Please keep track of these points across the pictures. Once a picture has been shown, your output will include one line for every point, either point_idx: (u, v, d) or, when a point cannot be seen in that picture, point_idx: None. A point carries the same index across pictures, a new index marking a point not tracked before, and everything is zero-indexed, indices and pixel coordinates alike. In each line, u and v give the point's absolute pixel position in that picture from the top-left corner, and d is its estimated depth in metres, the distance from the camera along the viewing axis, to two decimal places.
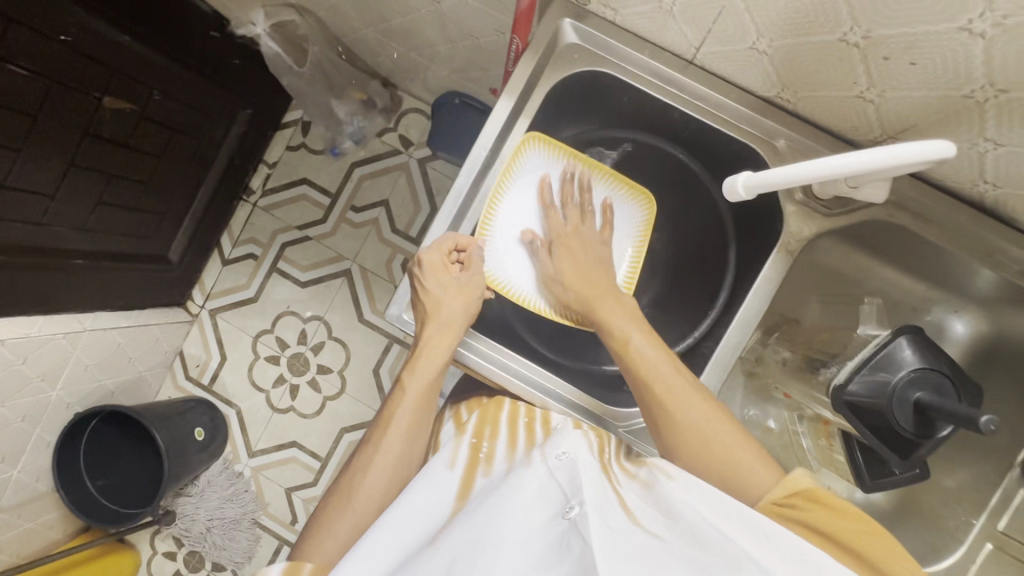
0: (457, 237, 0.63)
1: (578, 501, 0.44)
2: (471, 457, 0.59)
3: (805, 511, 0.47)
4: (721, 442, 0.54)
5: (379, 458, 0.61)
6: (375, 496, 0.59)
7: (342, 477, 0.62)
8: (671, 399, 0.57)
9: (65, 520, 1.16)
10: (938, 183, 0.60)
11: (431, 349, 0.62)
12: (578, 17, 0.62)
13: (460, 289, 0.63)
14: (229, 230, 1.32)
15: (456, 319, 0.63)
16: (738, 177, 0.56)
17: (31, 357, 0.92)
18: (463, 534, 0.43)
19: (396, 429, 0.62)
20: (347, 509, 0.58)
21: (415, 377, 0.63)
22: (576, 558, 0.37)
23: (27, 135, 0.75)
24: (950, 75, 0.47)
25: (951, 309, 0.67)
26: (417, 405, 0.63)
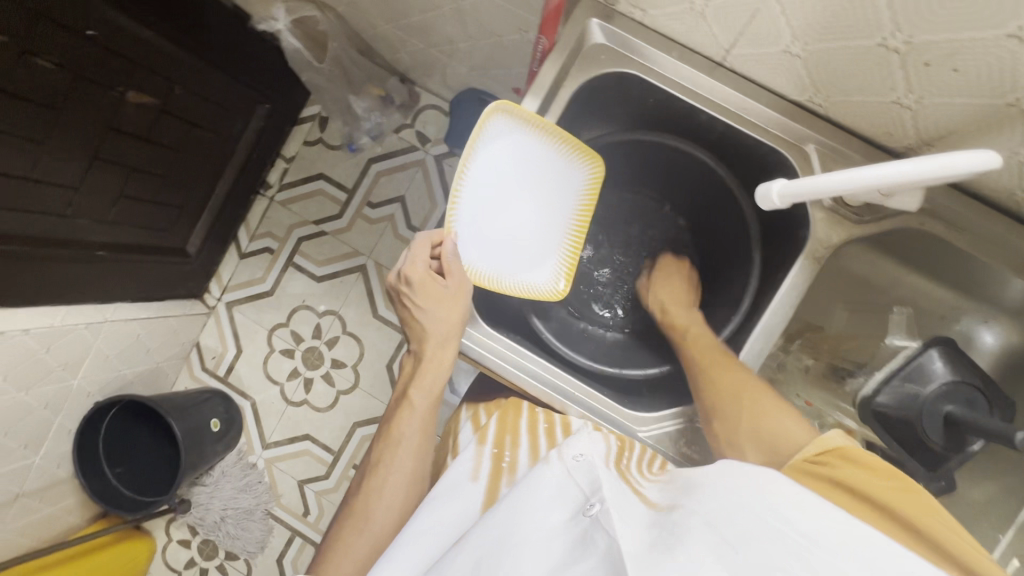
0: (431, 235, 0.63)
1: (598, 498, 0.44)
2: (494, 468, 0.59)
3: (838, 468, 0.47)
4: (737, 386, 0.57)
5: (392, 476, 0.61)
6: (391, 513, 0.59)
7: (355, 499, 0.62)
8: (717, 367, 0.61)
9: (83, 506, 1.19)
10: (974, 191, 0.59)
11: (434, 364, 0.63)
12: (606, 17, 0.61)
13: (448, 299, 0.62)
14: (246, 224, 1.33)
15: (450, 330, 0.62)
16: (772, 186, 0.56)
17: (54, 346, 0.94)
18: (487, 532, 0.44)
19: (406, 446, 0.62)
20: (364, 532, 0.58)
21: (421, 393, 0.63)
22: (601, 552, 0.38)
23: (52, 128, 0.75)
24: (992, 83, 0.46)
25: (981, 319, 0.65)
26: (425, 419, 0.64)
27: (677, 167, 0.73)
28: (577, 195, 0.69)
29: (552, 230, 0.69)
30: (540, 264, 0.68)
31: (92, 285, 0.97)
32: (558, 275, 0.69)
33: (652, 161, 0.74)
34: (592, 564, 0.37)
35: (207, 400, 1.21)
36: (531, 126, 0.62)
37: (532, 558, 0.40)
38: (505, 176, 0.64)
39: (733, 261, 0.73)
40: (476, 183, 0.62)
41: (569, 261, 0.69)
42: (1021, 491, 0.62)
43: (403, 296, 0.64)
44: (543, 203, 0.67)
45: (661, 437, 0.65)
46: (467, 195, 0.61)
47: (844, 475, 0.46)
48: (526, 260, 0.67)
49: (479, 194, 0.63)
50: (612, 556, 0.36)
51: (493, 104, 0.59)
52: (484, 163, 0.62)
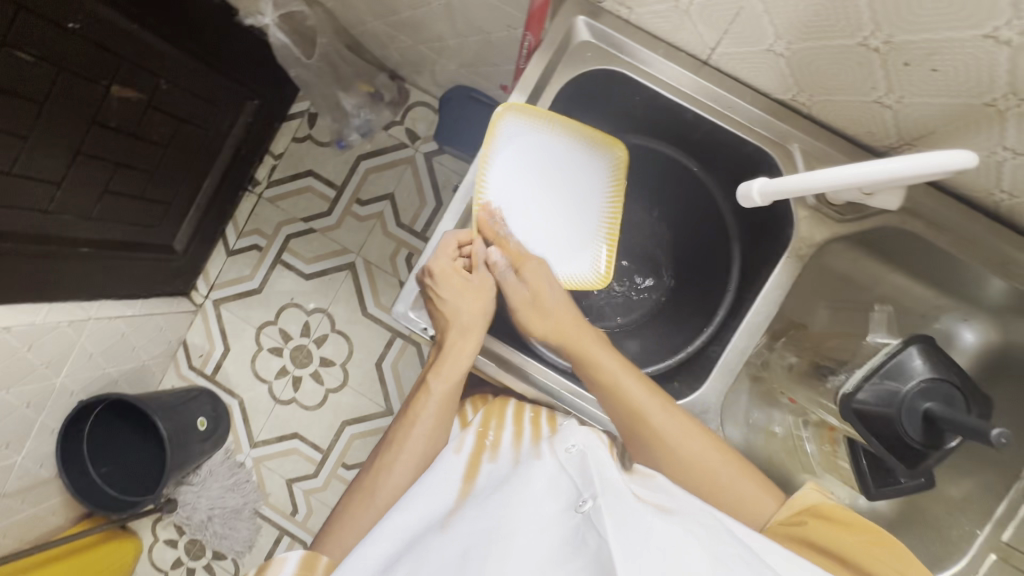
0: (459, 234, 0.63)
1: (590, 493, 0.44)
2: (477, 444, 0.58)
3: (808, 526, 0.52)
4: (701, 458, 0.57)
5: (403, 455, 0.60)
6: (398, 493, 0.59)
7: (363, 477, 0.61)
8: (670, 440, 0.57)
9: (68, 506, 1.17)
10: (954, 190, 0.60)
11: (457, 350, 0.62)
12: (592, 14, 0.61)
13: (477, 293, 0.63)
14: (233, 221, 1.31)
15: (476, 321, 0.63)
16: (753, 184, 0.55)
17: (36, 344, 0.92)
18: (476, 519, 0.44)
19: (419, 429, 0.61)
20: (370, 507, 0.58)
21: (439, 379, 0.62)
22: (592, 553, 0.38)
23: (34, 122, 0.74)
24: (971, 83, 0.46)
25: (961, 317, 0.66)
26: (442, 405, 0.62)
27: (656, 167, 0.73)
28: (597, 180, 0.69)
29: (585, 220, 0.70)
30: (580, 254, 0.70)
31: (75, 282, 0.95)
32: (598, 263, 0.70)
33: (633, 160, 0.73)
34: (581, 563, 0.38)
35: (194, 398, 1.20)
36: (545, 123, 0.63)
37: (525, 551, 0.39)
38: (523, 173, 0.65)
39: (713, 260, 0.73)
40: (500, 185, 0.63)
41: (608, 248, 0.71)
42: (999, 487, 0.62)
43: (424, 287, 0.63)
44: (571, 195, 0.69)
45: None
46: (493, 198, 0.62)
47: (819, 536, 0.51)
48: (563, 252, 0.69)
49: (505, 195, 0.64)
50: (602, 562, 0.37)
51: (500, 106, 0.60)
52: (501, 165, 0.62)
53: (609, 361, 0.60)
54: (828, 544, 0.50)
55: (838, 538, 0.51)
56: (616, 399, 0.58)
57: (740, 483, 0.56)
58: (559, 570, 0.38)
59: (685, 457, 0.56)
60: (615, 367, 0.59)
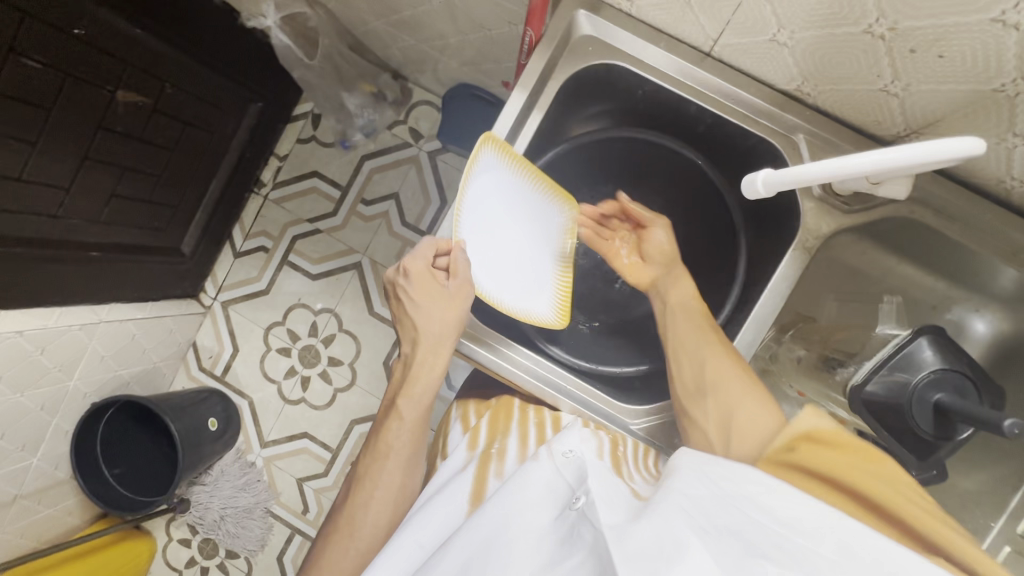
0: (437, 241, 0.62)
1: (584, 490, 0.46)
2: (484, 456, 0.59)
3: (803, 450, 0.47)
4: (733, 391, 0.57)
5: (378, 492, 0.61)
6: (378, 530, 0.59)
7: (339, 515, 0.61)
8: (692, 341, 0.62)
9: (83, 506, 1.19)
10: (964, 179, 0.59)
11: (429, 366, 0.62)
12: (594, 9, 0.61)
13: (451, 301, 0.60)
14: (241, 223, 1.32)
15: (446, 341, 0.61)
16: (758, 175, 0.55)
17: (49, 348, 0.93)
18: (477, 526, 0.44)
19: (395, 459, 0.62)
20: (350, 549, 0.58)
21: (412, 404, 0.63)
22: (590, 544, 0.39)
23: (42, 128, 0.75)
24: (979, 69, 0.46)
25: (973, 308, 0.65)
26: (415, 428, 0.63)
27: (658, 162, 0.72)
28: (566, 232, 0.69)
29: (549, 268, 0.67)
30: (543, 299, 0.66)
31: (87, 286, 0.96)
32: (560, 301, 0.67)
33: (635, 155, 0.72)
34: (579, 560, 0.38)
35: (204, 400, 1.21)
36: (516, 165, 0.62)
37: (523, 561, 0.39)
38: (498, 208, 0.64)
39: (718, 252, 0.72)
40: (473, 214, 0.62)
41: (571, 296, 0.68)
42: (1013, 480, 0.62)
43: (399, 290, 0.63)
44: (538, 234, 0.67)
45: (654, 427, 0.65)
46: (463, 223, 0.61)
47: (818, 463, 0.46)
48: (528, 296, 0.65)
49: (476, 226, 0.62)
50: (599, 551, 0.37)
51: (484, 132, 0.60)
52: (474, 196, 0.61)
53: (688, 290, 0.66)
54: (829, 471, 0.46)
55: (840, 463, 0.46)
56: (682, 323, 0.63)
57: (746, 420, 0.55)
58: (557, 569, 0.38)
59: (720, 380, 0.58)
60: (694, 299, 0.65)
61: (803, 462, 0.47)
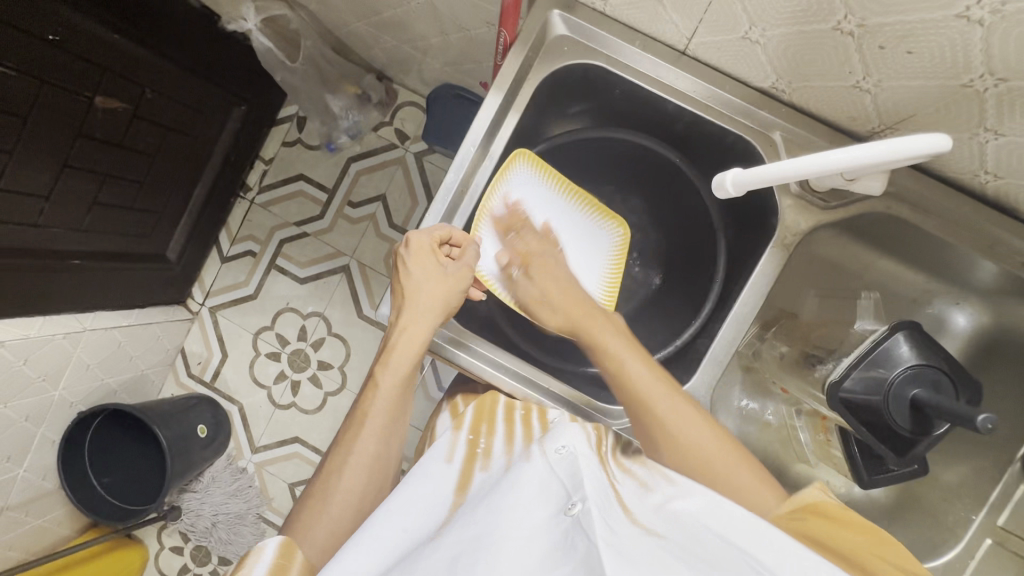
0: (452, 230, 0.61)
1: (580, 496, 0.44)
2: (468, 453, 0.57)
3: (807, 520, 0.46)
4: (695, 437, 0.55)
5: (354, 458, 0.58)
6: (351, 498, 0.56)
7: (315, 481, 0.58)
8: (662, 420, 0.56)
9: (72, 517, 1.18)
10: (940, 174, 0.59)
11: (411, 341, 0.59)
12: (568, 8, 0.60)
13: (447, 279, 0.60)
14: (227, 227, 1.31)
15: (434, 313, 0.60)
16: (727, 175, 0.55)
17: (32, 358, 0.92)
18: (468, 524, 0.42)
19: (372, 430, 0.59)
20: (322, 513, 0.55)
21: (391, 373, 0.59)
22: (581, 558, 0.37)
23: (18, 137, 0.74)
24: (948, 65, 0.46)
25: (953, 301, 0.66)
26: (394, 401, 0.60)
27: (637, 161, 0.72)
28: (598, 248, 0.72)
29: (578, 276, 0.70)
30: None
31: (72, 295, 0.95)
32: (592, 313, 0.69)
33: (615, 155, 0.72)
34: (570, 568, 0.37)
35: (194, 406, 1.20)
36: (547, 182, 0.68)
37: (513, 560, 0.38)
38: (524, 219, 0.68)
39: (701, 249, 0.72)
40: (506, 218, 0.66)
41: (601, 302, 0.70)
42: (994, 470, 0.62)
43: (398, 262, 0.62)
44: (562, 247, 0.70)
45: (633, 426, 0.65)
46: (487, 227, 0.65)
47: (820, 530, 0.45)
48: None
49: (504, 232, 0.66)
50: (592, 565, 0.36)
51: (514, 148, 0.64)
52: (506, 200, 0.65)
53: (615, 341, 0.61)
54: (836, 543, 0.44)
55: (841, 535, 0.45)
56: (620, 381, 0.59)
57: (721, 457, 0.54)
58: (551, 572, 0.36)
59: (688, 441, 0.55)
60: (627, 355, 0.60)
61: (807, 530, 0.46)
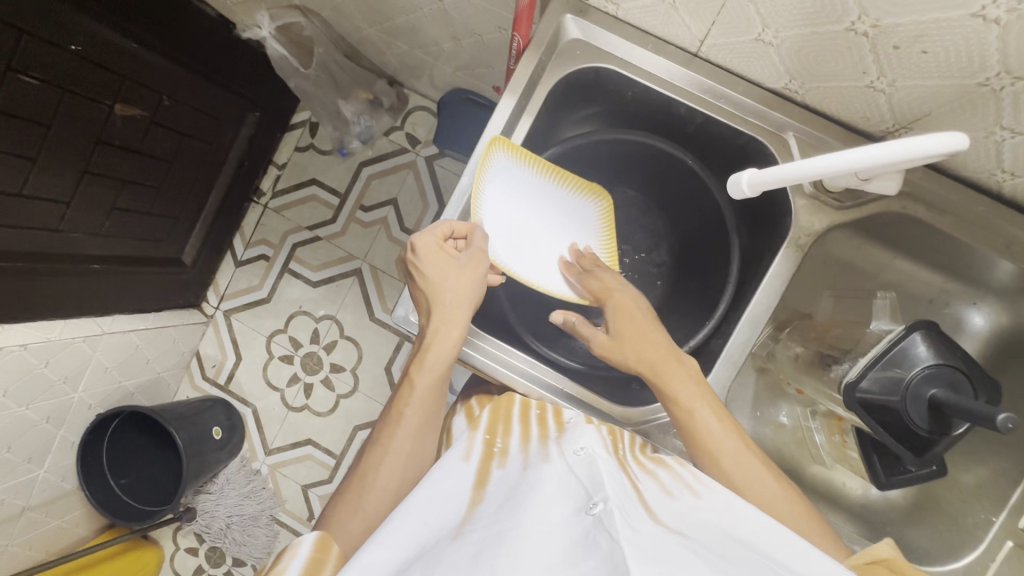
0: (455, 224, 0.62)
1: (601, 496, 0.44)
2: (485, 452, 0.55)
3: None
4: (761, 489, 0.54)
5: (388, 456, 0.58)
6: (387, 493, 0.56)
7: (349, 479, 0.58)
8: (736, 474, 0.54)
9: (90, 517, 1.20)
10: (955, 173, 0.59)
11: (441, 336, 0.60)
12: (580, 12, 0.61)
13: (464, 269, 0.60)
14: (241, 231, 1.33)
15: (459, 309, 0.60)
16: (743, 175, 0.55)
17: (54, 360, 0.94)
18: (489, 522, 0.42)
19: (405, 427, 0.59)
20: (358, 511, 0.54)
21: (424, 373, 0.60)
22: (605, 556, 0.37)
23: (41, 144, 0.76)
24: (963, 64, 0.46)
25: (971, 302, 0.65)
26: (428, 398, 0.61)
27: (650, 162, 0.72)
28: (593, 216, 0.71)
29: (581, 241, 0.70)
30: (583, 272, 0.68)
31: (91, 298, 0.97)
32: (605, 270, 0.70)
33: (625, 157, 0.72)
34: (594, 565, 0.36)
35: (209, 408, 1.21)
36: (535, 173, 0.65)
37: (533, 555, 0.37)
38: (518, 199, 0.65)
39: (713, 251, 0.72)
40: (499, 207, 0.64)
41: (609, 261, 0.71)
42: (1013, 472, 0.62)
43: (409, 268, 0.62)
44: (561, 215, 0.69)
45: (647, 428, 0.66)
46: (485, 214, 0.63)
47: None
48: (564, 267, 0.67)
49: (499, 216, 0.64)
50: (616, 565, 0.36)
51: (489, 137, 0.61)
52: (493, 193, 0.63)
53: (686, 392, 0.57)
54: None
55: None
56: (688, 430, 0.57)
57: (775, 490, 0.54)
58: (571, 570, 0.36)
59: (760, 495, 0.53)
60: (700, 407, 0.57)
61: None
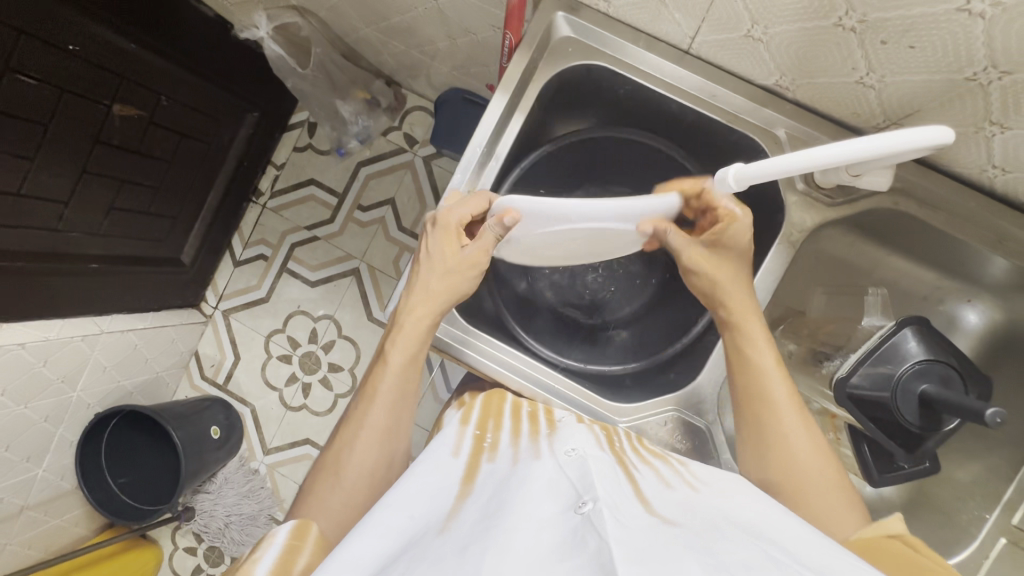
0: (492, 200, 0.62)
1: (591, 496, 0.43)
2: (474, 447, 0.55)
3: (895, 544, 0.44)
4: (801, 446, 0.55)
5: (364, 430, 0.58)
6: (365, 470, 0.57)
7: (327, 454, 0.59)
8: (788, 432, 0.55)
9: (89, 517, 1.20)
10: (947, 169, 0.59)
11: (415, 314, 0.60)
12: (572, 9, 0.61)
13: (455, 258, 0.61)
14: (239, 232, 1.34)
15: (448, 295, 0.61)
16: (728, 169, 0.54)
17: (52, 359, 0.94)
18: (477, 519, 0.42)
19: (380, 402, 0.59)
20: (337, 485, 0.55)
21: (396, 351, 0.60)
22: (592, 551, 0.36)
23: (39, 144, 0.76)
24: (951, 59, 0.46)
25: (965, 299, 0.65)
26: (399, 380, 0.60)
27: (646, 163, 0.72)
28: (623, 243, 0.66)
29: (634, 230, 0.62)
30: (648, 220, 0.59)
31: (89, 298, 0.97)
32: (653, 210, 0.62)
33: (620, 157, 0.72)
34: (581, 561, 0.36)
35: (207, 408, 1.22)
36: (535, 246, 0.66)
37: (521, 549, 0.37)
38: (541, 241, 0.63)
39: None
40: (543, 237, 0.60)
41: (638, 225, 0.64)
42: (1007, 470, 0.61)
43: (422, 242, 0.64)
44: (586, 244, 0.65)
45: (641, 423, 0.66)
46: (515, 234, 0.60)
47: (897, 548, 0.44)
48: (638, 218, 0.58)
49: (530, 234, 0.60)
50: (603, 560, 0.35)
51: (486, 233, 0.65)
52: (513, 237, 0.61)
53: (766, 355, 0.57)
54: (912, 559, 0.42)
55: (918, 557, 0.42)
56: (751, 383, 0.57)
57: (805, 445, 0.55)
58: (555, 567, 0.36)
59: (801, 454, 0.54)
60: (773, 372, 0.57)
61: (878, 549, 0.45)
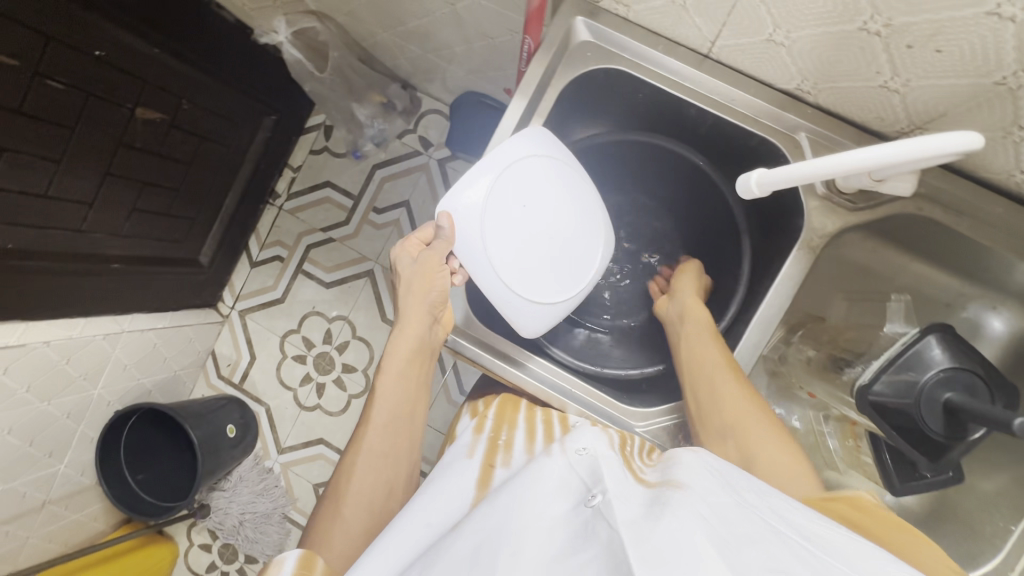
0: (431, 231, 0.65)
1: (600, 487, 0.43)
2: (489, 449, 0.56)
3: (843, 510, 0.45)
4: (756, 433, 0.55)
5: (362, 454, 0.59)
6: (364, 496, 0.56)
7: (330, 486, 0.59)
8: (748, 423, 0.56)
9: (107, 512, 1.22)
10: (973, 174, 0.58)
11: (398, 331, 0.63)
12: (591, 14, 0.61)
13: (419, 273, 0.62)
14: (256, 233, 1.35)
15: (421, 312, 0.62)
16: (751, 176, 0.55)
17: (74, 357, 0.96)
18: (488, 514, 0.42)
19: (375, 424, 0.60)
20: (338, 516, 0.55)
21: (385, 372, 0.62)
22: (603, 542, 0.36)
23: (65, 146, 0.78)
24: (978, 63, 0.45)
25: (989, 305, 0.64)
26: (393, 398, 0.61)
27: (664, 164, 0.72)
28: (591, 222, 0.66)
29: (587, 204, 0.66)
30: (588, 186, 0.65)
31: (110, 297, 0.99)
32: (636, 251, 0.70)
33: (637, 159, 0.73)
34: (593, 552, 0.36)
35: (224, 406, 1.23)
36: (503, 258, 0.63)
37: (531, 547, 0.37)
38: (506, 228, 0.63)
39: (726, 252, 0.72)
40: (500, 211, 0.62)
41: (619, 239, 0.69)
42: None
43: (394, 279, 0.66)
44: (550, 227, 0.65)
45: (659, 432, 0.65)
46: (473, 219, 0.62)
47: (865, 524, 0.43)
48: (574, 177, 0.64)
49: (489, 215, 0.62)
50: (614, 549, 0.35)
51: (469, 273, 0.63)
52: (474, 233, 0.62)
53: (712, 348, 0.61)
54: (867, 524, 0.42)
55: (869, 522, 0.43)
56: (701, 373, 0.60)
57: (757, 430, 0.55)
58: (567, 563, 0.36)
59: (756, 442, 0.54)
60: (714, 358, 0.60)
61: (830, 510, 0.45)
